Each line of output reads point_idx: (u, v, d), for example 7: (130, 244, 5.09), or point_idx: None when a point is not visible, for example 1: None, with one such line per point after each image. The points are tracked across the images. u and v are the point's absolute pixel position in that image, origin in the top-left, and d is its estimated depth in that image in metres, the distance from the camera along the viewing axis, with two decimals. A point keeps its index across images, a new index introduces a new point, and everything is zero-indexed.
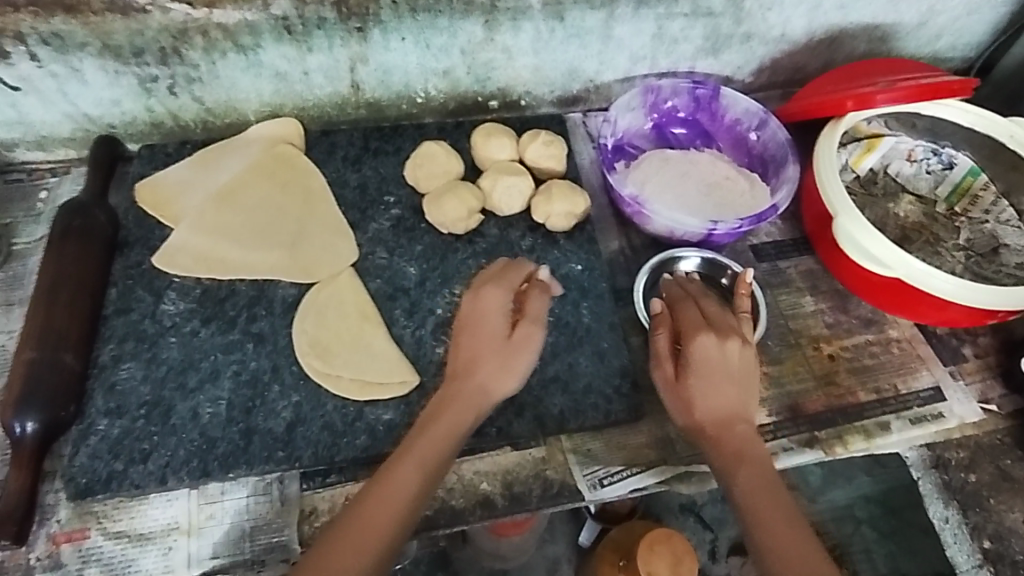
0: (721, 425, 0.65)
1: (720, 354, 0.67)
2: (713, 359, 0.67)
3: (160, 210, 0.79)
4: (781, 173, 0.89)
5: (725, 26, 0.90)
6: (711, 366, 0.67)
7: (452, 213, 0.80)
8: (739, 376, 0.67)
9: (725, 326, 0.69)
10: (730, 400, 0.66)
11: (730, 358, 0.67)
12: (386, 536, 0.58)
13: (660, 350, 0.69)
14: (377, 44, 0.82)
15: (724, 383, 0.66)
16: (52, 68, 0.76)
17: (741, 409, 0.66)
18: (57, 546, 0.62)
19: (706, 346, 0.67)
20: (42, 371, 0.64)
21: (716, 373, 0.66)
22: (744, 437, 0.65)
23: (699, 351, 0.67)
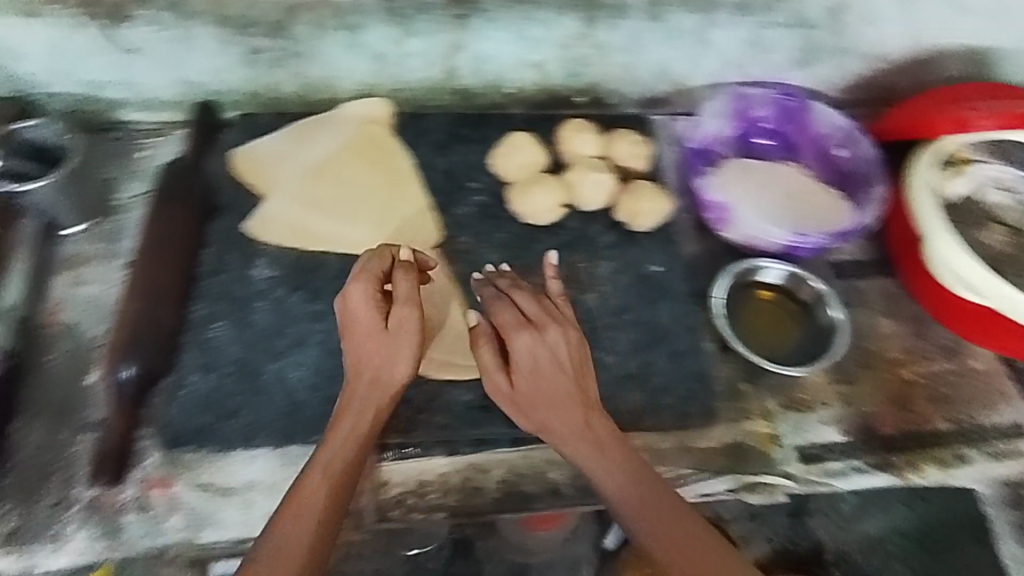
0: (582, 434, 0.65)
1: (545, 351, 0.66)
2: (542, 358, 0.65)
3: (253, 177, 0.81)
4: (866, 192, 0.87)
5: (823, 39, 0.89)
6: (539, 366, 0.65)
7: (541, 203, 0.82)
8: (578, 371, 0.66)
9: (548, 312, 0.68)
10: (577, 402, 0.65)
11: (563, 352, 0.66)
12: (311, 545, 0.58)
13: (478, 352, 0.67)
14: (477, 32, 0.83)
15: (560, 383, 0.65)
16: (169, 33, 0.79)
17: (592, 408, 0.66)
18: (147, 490, 0.65)
19: (528, 345, 0.66)
20: (145, 322, 0.68)
21: (547, 372, 0.65)
22: (605, 439, 0.65)
23: (521, 353, 0.66)
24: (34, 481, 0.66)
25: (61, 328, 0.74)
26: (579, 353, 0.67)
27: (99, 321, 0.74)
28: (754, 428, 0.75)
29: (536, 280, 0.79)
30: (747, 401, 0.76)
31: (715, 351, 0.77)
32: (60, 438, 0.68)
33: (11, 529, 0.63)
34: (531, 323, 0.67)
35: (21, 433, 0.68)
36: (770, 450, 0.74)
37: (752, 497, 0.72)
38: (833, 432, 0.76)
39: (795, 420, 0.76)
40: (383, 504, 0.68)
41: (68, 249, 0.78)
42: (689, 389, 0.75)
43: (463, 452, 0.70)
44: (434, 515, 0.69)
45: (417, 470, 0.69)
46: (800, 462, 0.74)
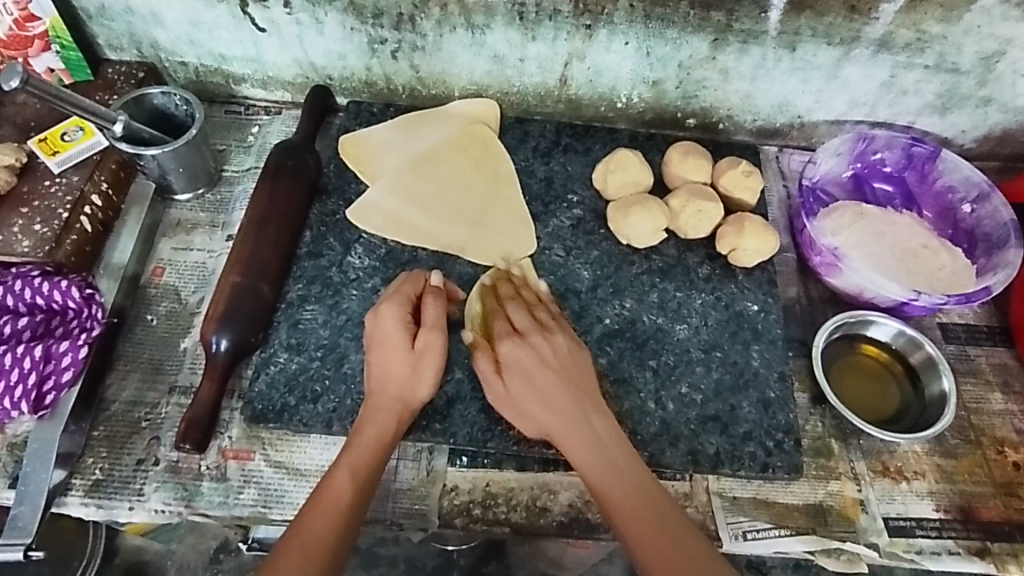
0: (577, 434, 0.62)
1: (541, 358, 0.63)
2: (528, 362, 0.63)
3: (360, 165, 0.81)
4: (996, 255, 0.81)
5: (965, 86, 0.83)
6: (525, 369, 0.63)
7: (640, 227, 0.77)
8: (573, 377, 0.64)
9: (538, 323, 0.66)
10: (569, 405, 0.62)
11: (551, 357, 0.63)
12: (327, 547, 0.57)
13: (477, 359, 0.65)
14: (600, 44, 0.81)
15: (547, 384, 0.62)
16: (299, 16, 0.80)
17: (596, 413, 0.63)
18: (225, 459, 0.67)
19: (514, 349, 0.63)
20: (243, 295, 0.70)
21: (533, 373, 0.63)
22: (607, 446, 0.62)
23: (511, 359, 0.63)
24: (122, 436, 0.68)
25: (164, 289, 0.77)
26: (573, 360, 0.65)
27: (198, 288, 0.77)
28: (841, 489, 0.71)
29: (628, 303, 0.76)
30: (835, 459, 0.72)
31: (807, 405, 0.75)
32: (149, 397, 0.70)
33: (96, 480, 0.66)
34: (520, 331, 0.65)
35: (115, 387, 0.71)
36: (854, 516, 0.70)
37: (831, 562, 0.68)
38: (927, 507, 0.71)
39: (884, 488, 0.71)
40: (448, 511, 0.68)
41: (173, 214, 0.82)
42: (775, 439, 0.70)
43: (532, 470, 0.69)
44: (497, 529, 0.67)
45: (484, 480, 0.69)
46: (888, 535, 0.69)
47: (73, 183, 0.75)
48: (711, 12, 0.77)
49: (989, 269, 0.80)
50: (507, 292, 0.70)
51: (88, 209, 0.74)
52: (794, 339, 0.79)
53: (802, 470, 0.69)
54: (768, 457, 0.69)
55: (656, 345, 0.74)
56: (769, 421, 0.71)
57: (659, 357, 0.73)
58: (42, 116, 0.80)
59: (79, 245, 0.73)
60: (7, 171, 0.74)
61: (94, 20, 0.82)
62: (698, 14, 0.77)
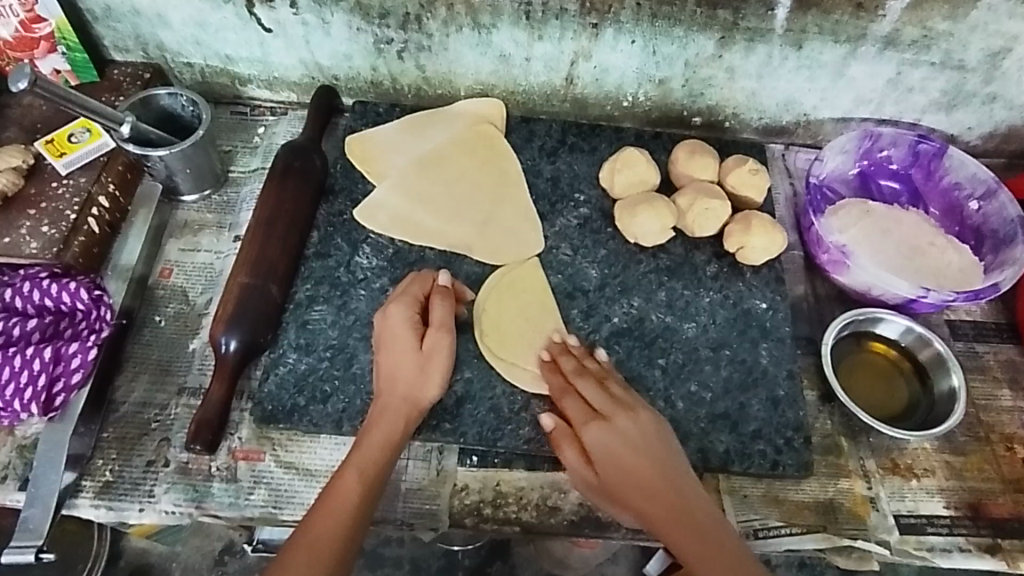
0: (676, 524, 0.60)
1: (629, 445, 0.62)
2: (617, 449, 0.62)
3: (366, 165, 0.81)
4: (1003, 251, 0.81)
5: (971, 83, 0.83)
6: (616, 456, 0.62)
7: (647, 225, 0.77)
8: (658, 455, 0.62)
9: (617, 401, 0.64)
10: (661, 491, 0.61)
11: (637, 438, 0.62)
12: (335, 546, 0.57)
13: (565, 449, 0.64)
14: (606, 43, 0.81)
15: (638, 471, 0.61)
16: (305, 16, 0.80)
17: (687, 495, 0.61)
18: (235, 460, 0.67)
19: (600, 436, 0.62)
20: (252, 296, 0.70)
21: (625, 461, 0.61)
22: (686, 513, 0.60)
23: (597, 447, 0.62)
24: (132, 437, 0.68)
25: (171, 290, 0.77)
26: (659, 442, 0.62)
27: (205, 289, 0.77)
28: (850, 487, 0.71)
29: (636, 302, 0.76)
30: (845, 457, 0.72)
31: (815, 403, 0.75)
32: (158, 398, 0.70)
33: (107, 481, 0.66)
34: (601, 413, 0.64)
35: (124, 389, 0.71)
36: (864, 513, 0.70)
37: (842, 560, 0.69)
38: (937, 504, 0.71)
39: (893, 485, 0.71)
40: (458, 510, 0.68)
41: (180, 215, 0.82)
42: (784, 437, 0.70)
43: (541, 469, 0.69)
44: (507, 529, 0.67)
45: (494, 480, 0.69)
46: (898, 532, 0.69)
47: (80, 184, 0.75)
48: (717, 10, 0.77)
49: (997, 265, 0.80)
50: (574, 367, 0.67)
51: (95, 211, 0.74)
52: (802, 337, 0.79)
53: (812, 468, 0.69)
54: (778, 455, 0.69)
55: (664, 344, 0.74)
56: (778, 419, 0.71)
57: (667, 356, 0.73)
58: (49, 118, 0.80)
59: (87, 247, 0.73)
60: (14, 172, 0.73)
61: (99, 21, 0.82)
62: (705, 13, 0.77)
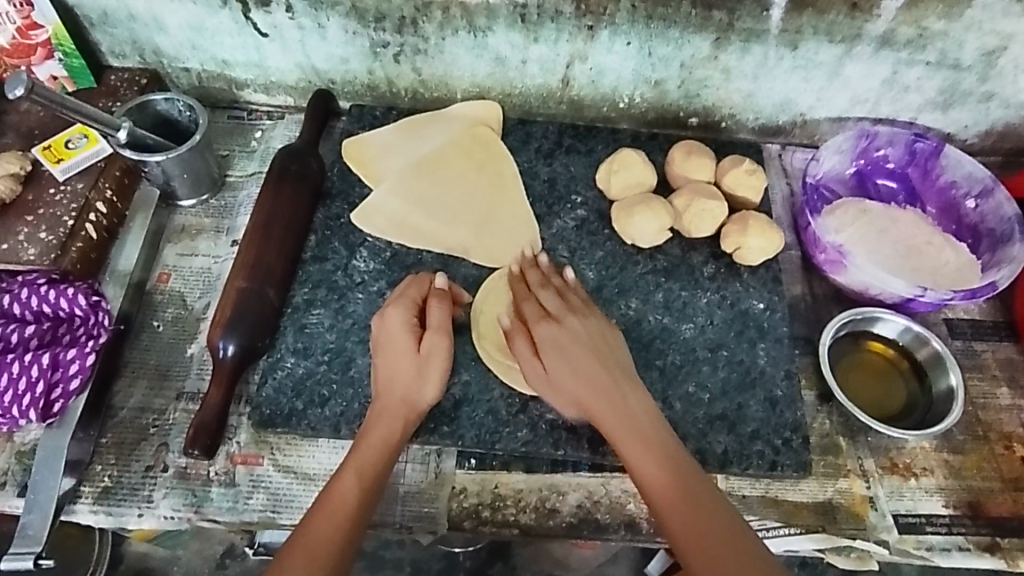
0: (616, 415, 0.61)
1: (575, 340, 0.64)
2: (563, 339, 0.64)
3: (363, 168, 0.82)
4: (1000, 250, 0.81)
5: (967, 82, 0.84)
6: (562, 349, 0.64)
7: (644, 227, 0.77)
8: (605, 354, 0.64)
9: (569, 304, 0.66)
10: (603, 382, 0.63)
11: (584, 335, 0.64)
12: (333, 550, 0.57)
13: (515, 340, 0.66)
14: (602, 45, 0.81)
15: (579, 361, 0.63)
16: (302, 21, 0.80)
17: (632, 393, 0.63)
18: (233, 464, 0.68)
19: (550, 332, 0.64)
20: (250, 301, 0.70)
21: (569, 351, 0.63)
22: (651, 436, 0.61)
23: (547, 340, 0.64)
24: (130, 443, 0.68)
25: (169, 295, 0.77)
26: (603, 341, 0.65)
27: (203, 293, 0.77)
28: (849, 487, 0.71)
29: (633, 303, 0.76)
30: (843, 457, 0.72)
31: (813, 403, 0.75)
32: (157, 403, 0.70)
33: (106, 487, 0.66)
34: (554, 315, 0.65)
35: (123, 394, 0.71)
36: (863, 513, 0.70)
37: (840, 559, 0.68)
38: (936, 503, 0.71)
39: (892, 484, 0.71)
40: (456, 513, 0.68)
41: (178, 220, 0.82)
42: (782, 437, 0.70)
43: (540, 471, 0.69)
44: (506, 531, 0.67)
45: (492, 482, 0.69)
46: (898, 532, 0.69)
47: (77, 190, 0.75)
48: (712, 11, 0.77)
49: (994, 264, 0.80)
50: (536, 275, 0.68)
51: (93, 216, 0.74)
52: (799, 337, 0.79)
53: (811, 468, 0.69)
54: (776, 455, 0.69)
55: (662, 345, 0.74)
56: (777, 419, 0.71)
57: (665, 357, 0.73)
58: (46, 124, 0.80)
59: (84, 253, 0.73)
60: (11, 179, 0.74)
61: (96, 27, 0.83)
62: (700, 14, 0.77)
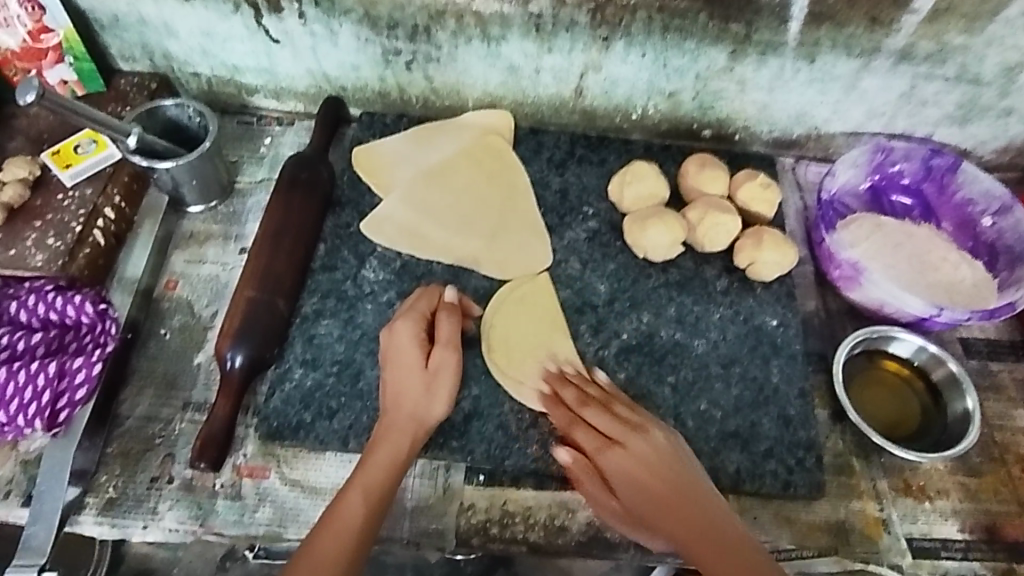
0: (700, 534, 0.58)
1: (626, 468, 0.59)
2: (632, 469, 0.59)
3: (374, 177, 0.81)
4: (1018, 268, 0.80)
5: (986, 98, 0.83)
6: (633, 480, 0.59)
7: (657, 240, 0.76)
8: (677, 471, 0.59)
9: (624, 420, 0.62)
10: (688, 509, 0.58)
11: (651, 456, 0.59)
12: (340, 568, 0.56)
13: (584, 480, 0.63)
14: (617, 55, 0.80)
15: (656, 488, 0.59)
16: (313, 27, 0.80)
17: (699, 499, 0.59)
18: (240, 477, 0.67)
19: (617, 460, 0.60)
20: (259, 312, 0.69)
21: (642, 482, 0.59)
22: (712, 531, 0.58)
23: (613, 470, 0.60)
24: (136, 453, 0.67)
25: (177, 302, 0.76)
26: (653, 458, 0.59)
27: (211, 301, 0.77)
28: (863, 508, 0.70)
29: (645, 317, 0.75)
30: (857, 477, 0.71)
31: (826, 421, 0.74)
32: (163, 413, 0.70)
33: (111, 497, 0.65)
34: (614, 437, 0.61)
35: (129, 403, 0.70)
36: (877, 535, 0.69)
37: None
38: (952, 527, 0.70)
39: (906, 506, 0.70)
40: (464, 529, 0.67)
41: (186, 226, 0.81)
42: (796, 456, 0.69)
43: (550, 487, 0.68)
44: (514, 548, 0.66)
45: (501, 498, 0.68)
46: (912, 555, 0.68)
47: (86, 196, 0.74)
48: (729, 23, 0.76)
49: (1011, 283, 0.79)
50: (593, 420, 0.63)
51: (101, 222, 0.74)
52: (813, 353, 0.78)
53: (824, 488, 0.68)
54: (790, 475, 0.68)
55: (674, 361, 0.73)
56: (790, 437, 0.70)
57: (677, 373, 0.72)
58: (55, 128, 0.79)
59: (92, 259, 0.73)
60: (20, 184, 0.73)
61: (107, 31, 0.82)
62: (717, 26, 0.76)
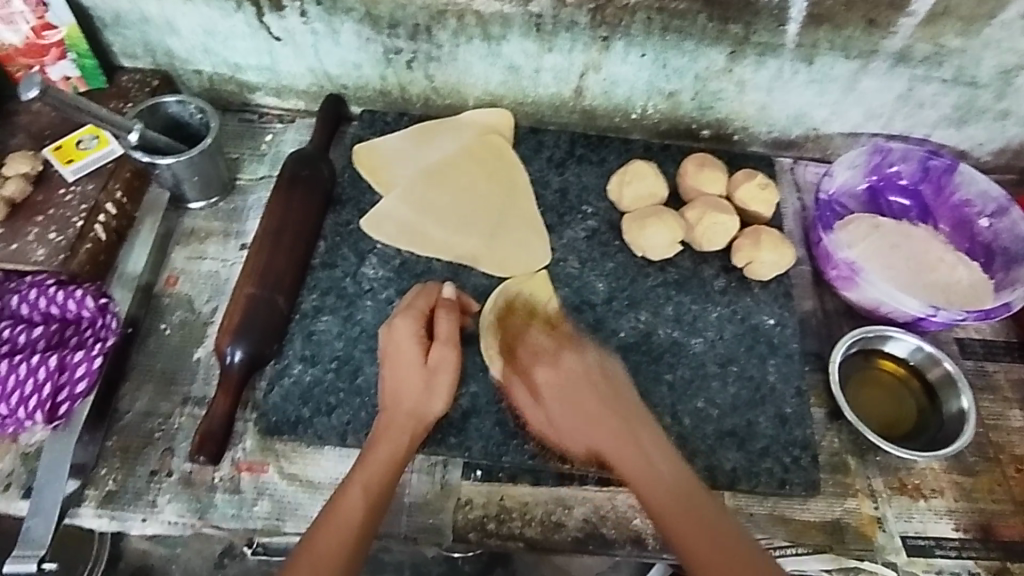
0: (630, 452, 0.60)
1: (546, 392, 0.65)
2: (557, 379, 0.64)
3: (374, 175, 0.81)
4: (1014, 269, 0.80)
5: (984, 100, 0.83)
6: (557, 388, 0.64)
7: (656, 239, 0.76)
8: (605, 387, 0.64)
9: (560, 342, 0.68)
10: (612, 420, 0.62)
11: (579, 370, 0.65)
12: (340, 560, 0.56)
13: (513, 391, 0.67)
14: (617, 55, 0.81)
15: (580, 398, 0.63)
16: (315, 25, 0.80)
17: (630, 417, 0.62)
18: (238, 472, 0.67)
19: (545, 372, 0.65)
20: (259, 308, 0.69)
21: (567, 392, 0.64)
22: (648, 454, 0.60)
23: (540, 380, 0.65)
24: (136, 447, 0.68)
25: (177, 298, 0.77)
26: (563, 386, 0.65)
27: (211, 298, 0.77)
28: (858, 506, 0.70)
29: (643, 316, 0.75)
30: (852, 476, 0.72)
31: (823, 420, 0.74)
32: (163, 408, 0.70)
33: (110, 491, 0.66)
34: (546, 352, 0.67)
35: (129, 398, 0.70)
36: (872, 534, 0.69)
37: None
38: (946, 526, 0.70)
39: (901, 505, 0.71)
40: (462, 525, 0.67)
41: (187, 223, 0.82)
42: (792, 455, 0.69)
43: (547, 484, 0.69)
44: (511, 544, 0.66)
45: (499, 494, 0.68)
46: (907, 554, 0.68)
47: (88, 192, 0.75)
48: (729, 24, 0.76)
49: (1007, 284, 0.80)
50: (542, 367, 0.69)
51: (102, 218, 0.74)
52: (809, 353, 0.78)
53: (820, 487, 0.69)
54: (785, 473, 0.68)
55: (672, 360, 0.73)
56: (786, 436, 0.70)
57: (674, 371, 0.73)
58: (57, 125, 0.80)
59: (93, 254, 0.73)
60: (22, 179, 0.74)
61: (109, 28, 0.82)
62: (716, 27, 0.77)
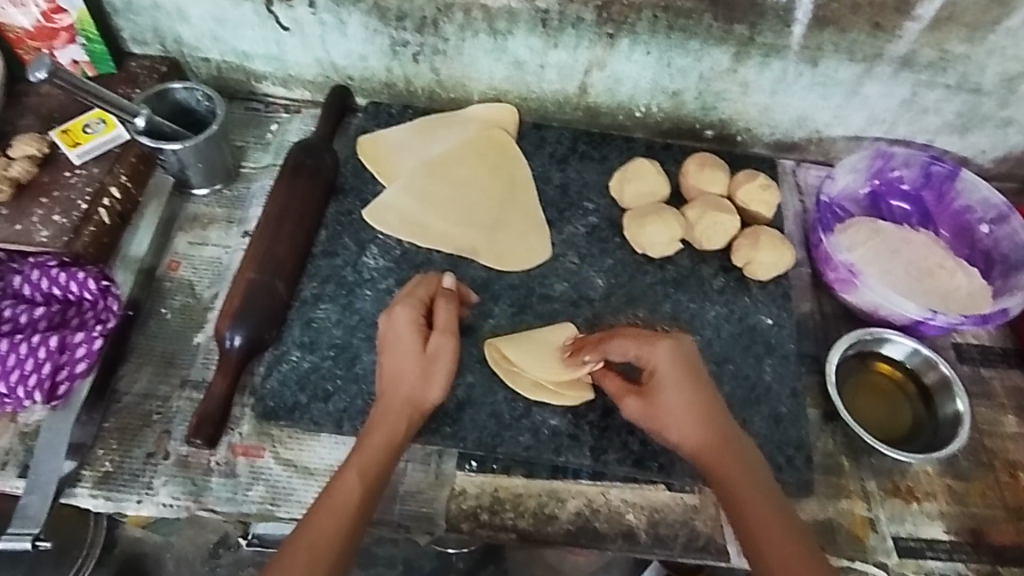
0: (725, 465, 0.59)
1: (671, 368, 0.61)
2: (671, 372, 0.61)
3: (378, 166, 0.82)
4: (1012, 277, 0.80)
5: (987, 107, 0.83)
6: (672, 377, 0.61)
7: (655, 236, 0.76)
8: (707, 392, 0.61)
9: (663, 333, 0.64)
10: (713, 427, 0.60)
11: (694, 366, 0.61)
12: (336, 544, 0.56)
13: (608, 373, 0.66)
14: (621, 54, 0.81)
15: (688, 398, 0.60)
16: (323, 16, 0.81)
17: (732, 429, 0.61)
18: (234, 455, 0.68)
19: (666, 355, 0.61)
20: (259, 293, 0.70)
21: (678, 387, 0.60)
22: (748, 470, 0.59)
23: (658, 362, 0.61)
24: (133, 428, 0.68)
25: (179, 282, 0.77)
26: (692, 357, 0.62)
27: (212, 283, 0.77)
28: (850, 507, 0.70)
29: (641, 313, 0.76)
30: (846, 477, 0.72)
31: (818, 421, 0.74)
32: (161, 390, 0.71)
33: (106, 471, 0.66)
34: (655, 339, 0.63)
35: (128, 379, 0.71)
36: (864, 535, 0.69)
37: None
38: (938, 529, 0.70)
39: (894, 507, 0.71)
40: (454, 515, 0.67)
41: (190, 209, 0.82)
42: (785, 455, 0.70)
43: (541, 476, 0.69)
44: (503, 535, 0.67)
45: (491, 485, 0.69)
46: (897, 556, 0.68)
47: (93, 174, 0.75)
48: (734, 25, 0.77)
49: (1004, 291, 0.80)
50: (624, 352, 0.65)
51: (107, 201, 0.74)
52: (806, 355, 0.78)
53: (811, 487, 0.69)
54: (779, 473, 0.69)
55: None
56: (779, 436, 0.70)
57: None
58: (65, 107, 0.80)
59: (97, 237, 0.73)
60: (28, 160, 0.74)
61: (119, 13, 0.83)
62: (721, 27, 0.77)
